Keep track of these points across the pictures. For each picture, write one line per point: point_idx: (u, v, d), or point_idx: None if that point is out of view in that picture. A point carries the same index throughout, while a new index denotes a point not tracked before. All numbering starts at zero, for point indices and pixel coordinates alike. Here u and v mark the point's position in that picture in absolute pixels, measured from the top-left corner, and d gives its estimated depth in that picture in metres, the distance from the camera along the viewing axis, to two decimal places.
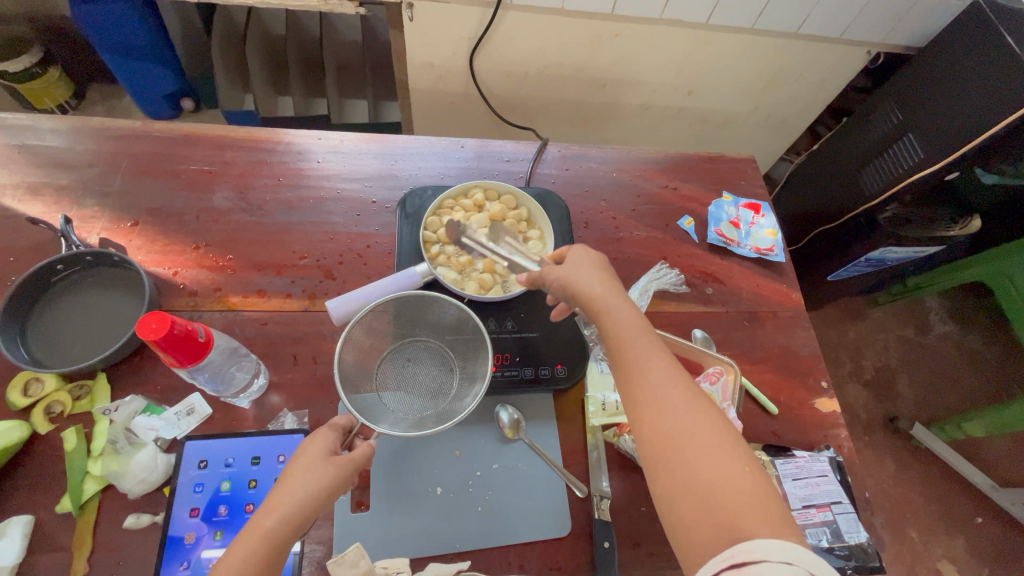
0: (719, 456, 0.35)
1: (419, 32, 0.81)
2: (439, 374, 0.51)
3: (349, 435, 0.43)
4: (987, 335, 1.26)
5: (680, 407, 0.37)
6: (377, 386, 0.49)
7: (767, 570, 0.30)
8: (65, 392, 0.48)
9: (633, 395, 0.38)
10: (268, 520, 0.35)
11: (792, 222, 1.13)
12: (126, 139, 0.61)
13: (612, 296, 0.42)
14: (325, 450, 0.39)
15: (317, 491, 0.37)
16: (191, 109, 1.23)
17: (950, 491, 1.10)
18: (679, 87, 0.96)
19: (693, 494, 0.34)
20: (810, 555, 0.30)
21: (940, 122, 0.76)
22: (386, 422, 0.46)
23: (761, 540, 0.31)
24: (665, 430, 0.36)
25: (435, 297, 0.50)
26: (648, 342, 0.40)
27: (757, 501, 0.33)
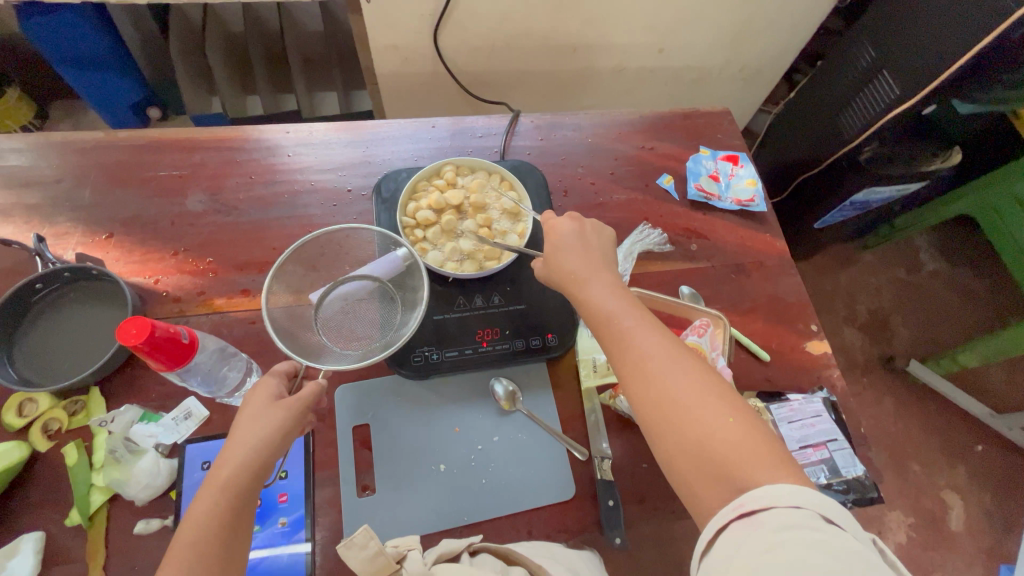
0: (708, 409, 0.38)
1: (379, 15, 0.79)
2: (376, 308, 0.53)
3: (289, 379, 0.45)
4: (976, 267, 1.27)
5: (670, 374, 0.39)
6: (319, 332, 0.51)
7: (775, 515, 0.31)
8: (60, 409, 0.48)
9: (620, 365, 0.42)
10: (224, 471, 0.37)
11: (773, 175, 1.13)
12: (92, 151, 0.60)
13: (591, 273, 0.46)
14: (271, 394, 0.41)
15: (271, 434, 0.38)
16: (159, 118, 1.20)
17: (949, 422, 1.12)
18: (650, 46, 0.94)
19: (691, 454, 0.37)
20: (822, 500, 0.32)
21: (912, 56, 0.75)
22: (329, 359, 0.48)
23: (769, 487, 0.33)
24: (658, 398, 0.39)
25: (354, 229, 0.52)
26: (631, 317, 0.43)
27: (751, 447, 0.36)
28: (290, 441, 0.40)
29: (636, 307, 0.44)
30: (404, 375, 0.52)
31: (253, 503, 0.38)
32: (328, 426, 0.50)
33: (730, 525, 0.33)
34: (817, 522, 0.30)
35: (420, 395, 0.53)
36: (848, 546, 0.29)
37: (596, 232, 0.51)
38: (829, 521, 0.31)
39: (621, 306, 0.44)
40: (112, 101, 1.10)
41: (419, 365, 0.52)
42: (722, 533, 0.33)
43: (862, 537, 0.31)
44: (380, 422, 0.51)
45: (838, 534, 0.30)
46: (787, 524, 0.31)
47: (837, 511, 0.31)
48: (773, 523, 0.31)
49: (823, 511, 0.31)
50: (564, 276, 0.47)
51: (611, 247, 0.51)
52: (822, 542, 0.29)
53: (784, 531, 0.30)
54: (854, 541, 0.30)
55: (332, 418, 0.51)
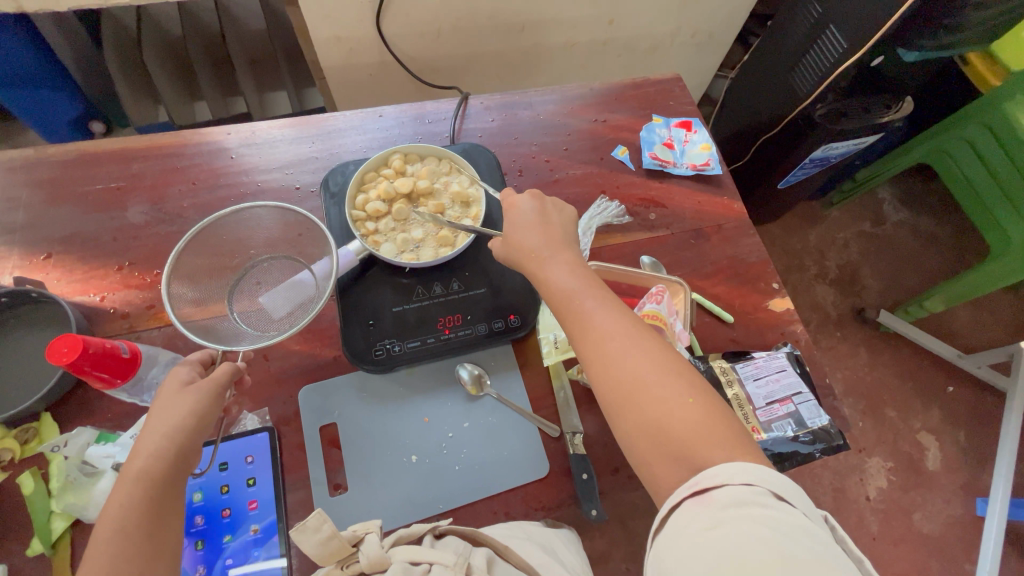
0: (667, 389, 0.38)
1: (316, 5, 0.76)
2: (293, 287, 0.52)
3: (207, 367, 0.43)
4: (938, 215, 1.30)
5: (630, 355, 0.40)
6: (236, 320, 0.50)
7: (725, 492, 0.32)
8: (11, 438, 0.46)
9: (583, 348, 0.42)
10: (136, 463, 0.35)
11: (734, 140, 1.14)
12: (21, 170, 0.58)
13: (547, 253, 0.46)
14: (179, 381, 0.40)
15: (181, 419, 0.37)
16: (103, 132, 1.15)
17: (921, 367, 1.15)
18: (599, 18, 0.93)
19: (650, 434, 0.37)
20: (773, 477, 0.32)
21: (858, 9, 0.76)
22: (246, 340, 0.47)
23: (723, 464, 0.33)
24: (619, 379, 0.39)
25: (235, 210, 0.51)
26: (592, 299, 0.43)
27: (708, 425, 0.36)
28: (206, 426, 0.39)
29: (598, 288, 0.44)
30: (367, 371, 0.51)
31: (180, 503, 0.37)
32: (295, 429, 0.50)
33: (683, 502, 0.33)
34: (768, 500, 0.31)
35: (386, 389, 0.52)
36: (796, 521, 0.30)
37: (558, 211, 0.51)
38: (778, 498, 0.32)
39: (583, 288, 0.44)
40: (51, 118, 1.05)
41: (380, 358, 0.51)
42: (675, 510, 0.33)
43: (810, 512, 0.32)
44: (348, 419, 0.50)
45: (787, 510, 0.30)
46: (739, 501, 0.31)
47: (787, 488, 0.32)
48: (724, 500, 0.31)
49: (773, 488, 0.32)
50: (524, 254, 0.47)
51: (572, 225, 0.51)
52: (771, 519, 0.30)
53: (735, 508, 0.31)
54: (802, 517, 0.31)
55: (298, 420, 0.50)
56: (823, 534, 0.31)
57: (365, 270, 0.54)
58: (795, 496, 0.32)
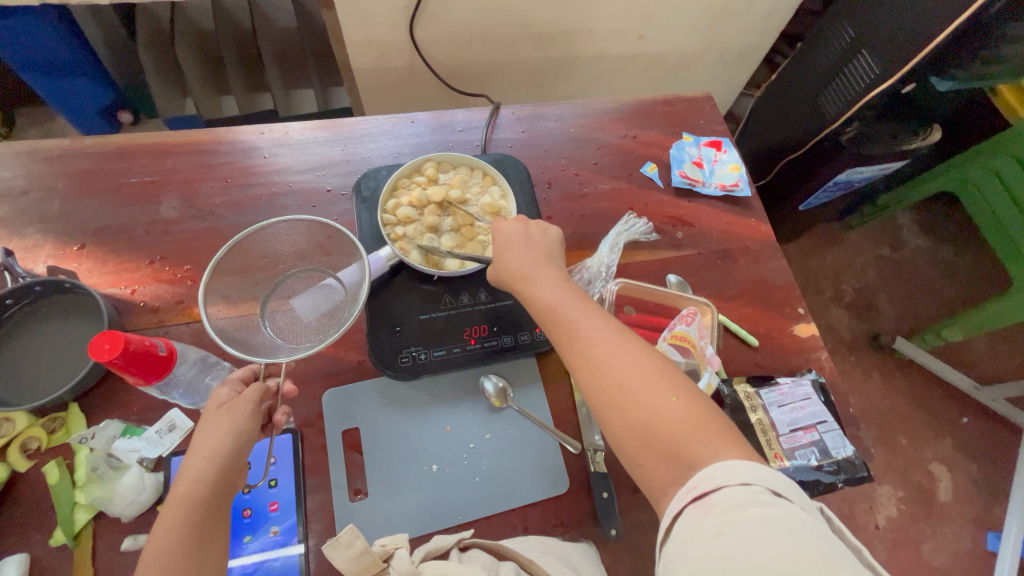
0: (652, 389, 0.38)
1: (352, 8, 0.77)
2: (323, 297, 0.52)
3: (247, 384, 0.44)
4: (958, 243, 1.29)
5: (615, 359, 0.39)
6: (269, 333, 0.49)
7: (725, 494, 0.31)
8: (38, 427, 0.47)
9: (569, 353, 0.42)
10: (181, 488, 0.37)
11: (755, 159, 1.13)
12: (57, 160, 0.58)
13: (531, 265, 0.46)
14: (218, 401, 0.40)
15: (221, 441, 0.38)
16: (130, 122, 1.17)
17: (936, 396, 1.14)
18: (630, 32, 0.93)
19: (639, 436, 0.37)
20: (769, 474, 0.32)
21: (891, 35, 0.75)
22: (284, 353, 0.46)
23: (716, 465, 0.33)
24: (605, 384, 0.39)
25: (261, 228, 0.50)
26: (576, 306, 0.43)
27: (695, 422, 0.36)
28: (247, 445, 0.39)
29: (580, 295, 0.44)
30: (390, 375, 0.51)
31: (212, 514, 0.37)
32: (318, 432, 0.50)
33: (684, 510, 0.32)
34: (768, 498, 0.31)
35: (409, 395, 0.52)
36: (796, 516, 0.30)
37: (541, 232, 0.50)
38: (776, 494, 0.31)
39: (566, 295, 0.44)
40: (80, 106, 1.06)
41: (406, 366, 0.52)
42: (677, 520, 0.32)
43: (807, 506, 0.32)
44: (370, 424, 0.50)
45: (786, 506, 0.30)
46: (739, 502, 0.31)
47: (783, 485, 0.32)
48: (725, 503, 0.31)
49: (771, 485, 0.31)
50: (511, 274, 0.47)
51: (558, 246, 0.51)
52: (772, 517, 0.29)
53: (736, 510, 0.30)
54: (802, 512, 0.31)
55: (321, 423, 0.50)
56: (823, 527, 0.30)
57: (395, 277, 0.55)
58: (791, 492, 0.32)
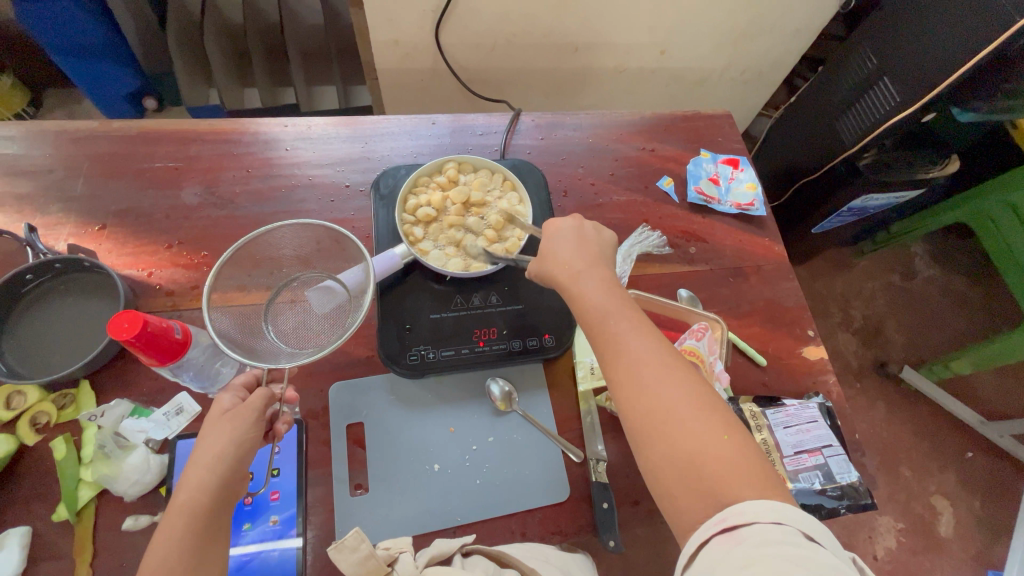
0: (702, 424, 0.37)
1: (380, 9, 0.78)
2: (330, 302, 0.51)
3: (251, 391, 0.43)
4: (971, 275, 1.28)
5: (664, 384, 0.39)
6: (272, 338, 0.48)
7: (756, 530, 0.31)
8: (49, 402, 0.47)
9: (614, 372, 0.41)
10: (182, 496, 0.36)
11: (771, 179, 1.13)
12: (84, 141, 0.59)
13: (579, 279, 0.45)
14: (221, 408, 0.40)
15: (223, 448, 0.38)
16: (155, 108, 1.19)
17: (941, 428, 1.13)
18: (652, 47, 0.94)
19: (679, 466, 0.36)
20: (804, 518, 0.32)
21: (915, 65, 0.75)
22: (285, 358, 0.45)
23: (753, 503, 0.33)
24: (651, 407, 0.38)
25: (268, 230, 0.49)
26: (627, 321, 0.42)
27: (740, 463, 0.35)
28: (249, 452, 0.39)
29: (633, 313, 0.43)
30: (398, 372, 0.52)
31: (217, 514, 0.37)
32: (322, 425, 0.50)
33: (711, 539, 0.33)
34: (800, 540, 0.31)
35: (415, 393, 0.52)
36: (828, 563, 0.30)
37: (596, 232, 0.50)
38: (809, 538, 0.31)
39: (617, 311, 0.43)
40: (106, 89, 1.08)
41: (415, 363, 0.52)
42: (703, 548, 0.33)
43: (837, 553, 0.32)
44: (375, 420, 0.51)
45: (818, 551, 0.30)
46: (770, 540, 0.31)
47: (816, 529, 0.32)
48: (756, 539, 0.31)
49: (804, 528, 0.31)
50: (562, 269, 0.46)
51: (610, 249, 0.50)
52: (804, 557, 0.29)
53: (768, 547, 0.30)
54: (834, 559, 0.31)
55: (326, 416, 0.50)
56: (853, 574, 0.30)
57: (407, 275, 0.55)
58: (824, 536, 0.32)
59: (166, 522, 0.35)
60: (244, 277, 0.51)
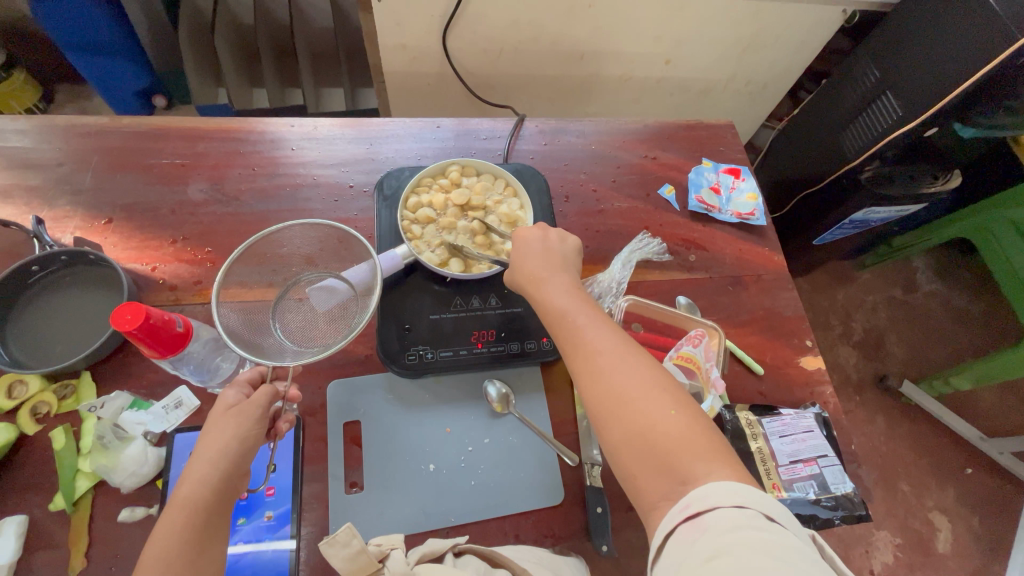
0: (652, 400, 0.38)
1: (389, 13, 0.79)
2: (336, 302, 0.52)
3: (255, 387, 0.43)
4: (972, 291, 1.28)
5: (617, 369, 0.39)
6: (279, 336, 0.49)
7: (719, 516, 0.31)
8: (50, 392, 0.48)
9: (573, 359, 0.42)
10: (184, 489, 0.37)
11: (773, 190, 1.14)
12: (94, 136, 0.60)
13: (542, 276, 0.47)
14: (226, 403, 0.40)
15: (226, 443, 0.38)
16: (164, 107, 1.20)
17: (941, 444, 1.12)
18: (657, 56, 0.95)
19: (636, 447, 0.37)
20: (765, 499, 0.32)
21: (917, 80, 0.76)
22: (290, 356, 0.45)
23: (711, 484, 0.33)
24: (606, 391, 0.39)
25: (277, 230, 0.50)
26: (583, 314, 0.43)
27: (691, 437, 0.36)
28: (250, 449, 0.39)
29: (590, 305, 0.45)
30: (396, 371, 0.52)
31: (216, 510, 0.37)
32: (320, 422, 0.50)
33: (676, 528, 0.32)
34: (761, 522, 0.30)
35: (413, 393, 0.53)
36: (789, 543, 0.29)
37: (562, 240, 0.51)
38: (769, 519, 0.31)
39: (574, 304, 0.44)
40: (117, 86, 1.10)
41: (412, 363, 0.52)
42: (669, 538, 0.32)
43: (796, 531, 0.32)
44: (372, 418, 0.51)
45: (778, 532, 0.30)
46: (732, 524, 0.30)
47: (775, 509, 0.32)
48: (718, 526, 0.31)
49: (765, 509, 0.31)
50: (525, 277, 0.47)
51: (575, 258, 0.50)
52: (765, 541, 0.29)
53: (730, 532, 0.30)
54: (795, 539, 0.30)
55: (324, 413, 0.51)
56: (815, 555, 0.30)
57: (409, 275, 0.56)
58: (784, 516, 0.31)
59: (166, 515, 0.36)
60: (254, 275, 0.52)
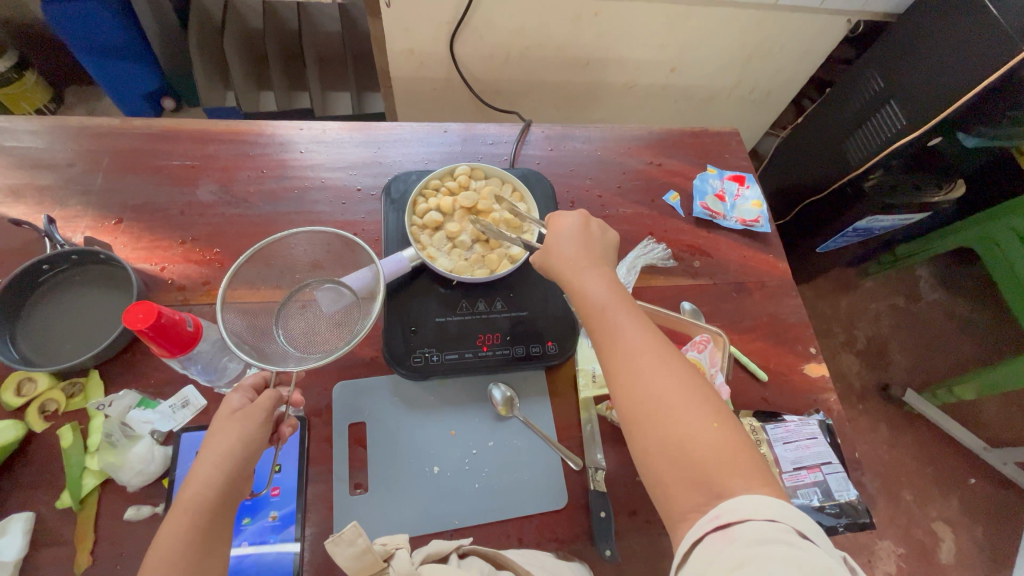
0: (691, 411, 0.37)
1: (397, 19, 0.80)
2: (339, 307, 0.52)
3: (259, 392, 0.44)
4: (976, 300, 1.27)
5: (654, 372, 0.39)
6: (282, 342, 0.49)
7: (748, 526, 0.32)
8: (58, 390, 0.48)
9: (610, 361, 0.41)
10: (189, 492, 0.37)
11: (777, 198, 1.14)
12: (105, 137, 0.61)
13: (582, 272, 0.46)
14: (231, 407, 0.41)
15: (231, 446, 0.38)
16: (173, 109, 1.21)
17: (944, 453, 1.12)
18: (662, 64, 0.96)
19: (670, 454, 0.37)
20: (797, 515, 0.32)
21: (921, 90, 0.76)
22: (293, 362, 0.46)
23: (744, 497, 0.33)
24: (642, 395, 0.39)
25: (281, 237, 0.51)
26: (621, 312, 0.43)
27: (728, 449, 0.36)
28: (255, 452, 0.40)
29: (630, 304, 0.44)
30: (400, 373, 0.52)
31: (221, 512, 0.37)
32: (324, 423, 0.51)
33: (706, 537, 0.33)
34: (793, 537, 0.31)
35: (418, 395, 0.53)
36: (821, 560, 0.30)
37: (601, 232, 0.50)
38: (801, 535, 0.31)
39: (615, 303, 0.44)
40: (127, 88, 1.11)
41: (418, 365, 0.52)
42: (698, 545, 0.33)
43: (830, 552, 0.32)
44: (377, 420, 0.51)
45: (810, 548, 0.30)
46: (763, 536, 0.31)
47: (807, 526, 0.32)
48: (749, 536, 0.31)
49: (797, 525, 0.32)
50: (564, 262, 0.47)
51: (612, 250, 0.51)
52: (792, 552, 0.30)
53: (760, 544, 0.31)
54: (826, 556, 0.31)
55: (329, 414, 0.51)
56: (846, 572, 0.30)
57: (414, 278, 0.56)
58: (816, 533, 0.32)
59: (170, 518, 0.36)
60: (258, 278, 0.52)
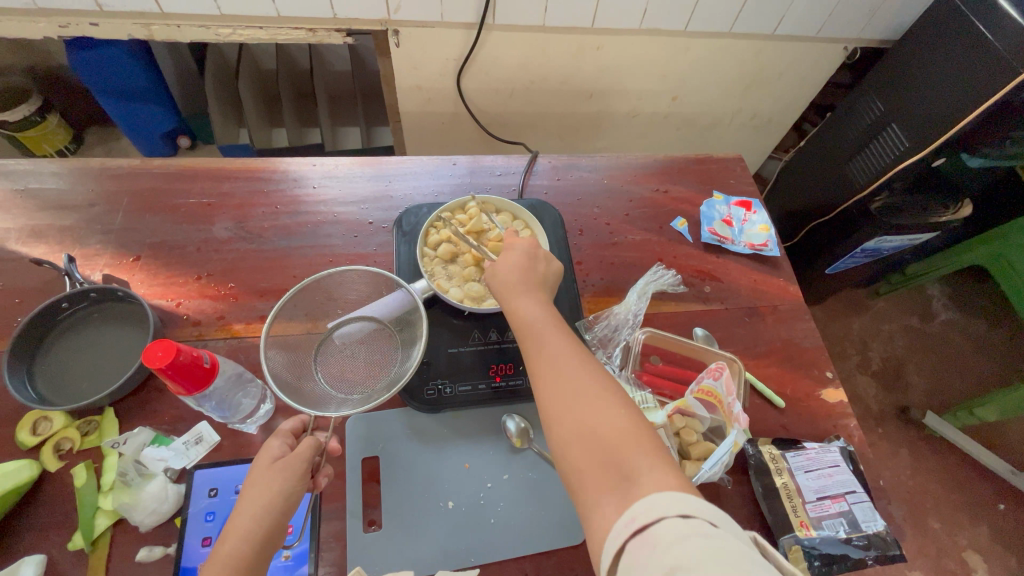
0: (603, 404, 0.37)
1: (406, 58, 0.83)
2: (375, 344, 0.53)
3: (297, 437, 0.44)
4: (990, 319, 1.26)
5: (571, 368, 0.40)
6: (322, 382, 0.50)
7: (666, 526, 0.30)
8: (74, 428, 0.48)
9: (532, 362, 0.42)
10: (228, 545, 0.36)
11: (783, 219, 1.15)
12: (125, 178, 0.63)
13: (520, 295, 0.46)
14: (271, 457, 0.41)
15: (270, 500, 0.38)
16: (188, 147, 1.24)
17: (970, 478, 1.08)
18: (663, 93, 0.98)
19: (584, 442, 0.36)
20: (704, 504, 0.31)
21: (925, 114, 0.77)
22: (335, 407, 0.47)
23: (657, 496, 0.32)
24: (557, 389, 0.39)
25: (328, 274, 0.53)
26: (543, 321, 0.44)
27: (637, 434, 0.36)
28: (294, 503, 0.40)
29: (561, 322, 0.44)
30: (413, 405, 0.52)
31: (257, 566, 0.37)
32: (338, 459, 0.50)
33: (625, 546, 0.31)
34: (705, 530, 0.29)
35: (430, 428, 0.52)
36: (727, 546, 0.28)
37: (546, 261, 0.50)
38: (714, 525, 0.30)
39: (546, 319, 0.44)
40: (144, 129, 1.14)
41: (431, 398, 0.53)
42: (620, 556, 0.31)
43: (742, 535, 0.31)
44: (390, 454, 0.51)
45: (724, 537, 0.29)
46: (675, 537, 0.29)
47: (718, 515, 0.31)
48: (663, 537, 0.30)
49: (707, 515, 0.30)
50: (502, 285, 0.47)
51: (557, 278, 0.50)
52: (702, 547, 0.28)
53: (673, 545, 0.29)
54: (737, 542, 0.29)
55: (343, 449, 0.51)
56: (755, 552, 0.30)
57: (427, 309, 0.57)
58: (723, 519, 0.31)
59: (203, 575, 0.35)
60: (291, 310, 0.52)
